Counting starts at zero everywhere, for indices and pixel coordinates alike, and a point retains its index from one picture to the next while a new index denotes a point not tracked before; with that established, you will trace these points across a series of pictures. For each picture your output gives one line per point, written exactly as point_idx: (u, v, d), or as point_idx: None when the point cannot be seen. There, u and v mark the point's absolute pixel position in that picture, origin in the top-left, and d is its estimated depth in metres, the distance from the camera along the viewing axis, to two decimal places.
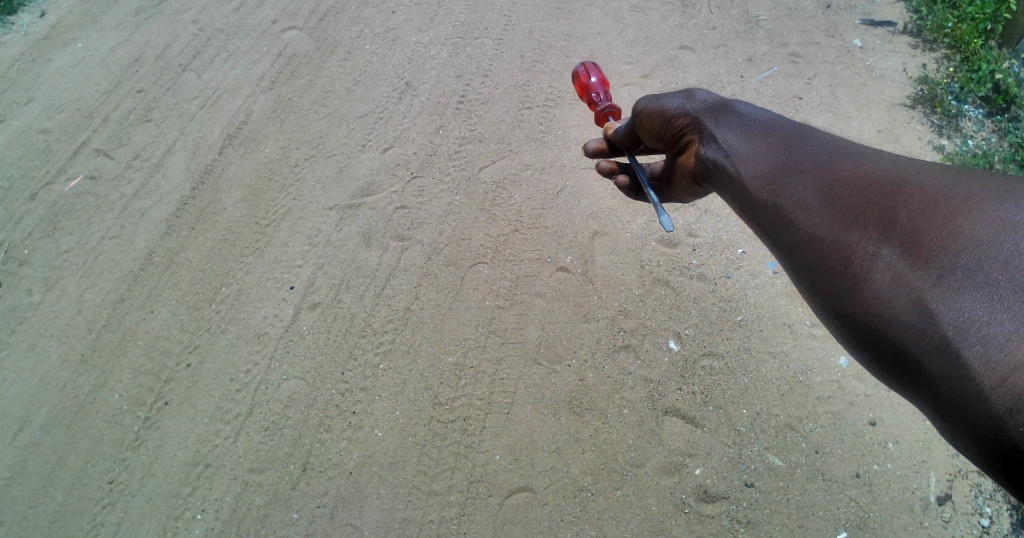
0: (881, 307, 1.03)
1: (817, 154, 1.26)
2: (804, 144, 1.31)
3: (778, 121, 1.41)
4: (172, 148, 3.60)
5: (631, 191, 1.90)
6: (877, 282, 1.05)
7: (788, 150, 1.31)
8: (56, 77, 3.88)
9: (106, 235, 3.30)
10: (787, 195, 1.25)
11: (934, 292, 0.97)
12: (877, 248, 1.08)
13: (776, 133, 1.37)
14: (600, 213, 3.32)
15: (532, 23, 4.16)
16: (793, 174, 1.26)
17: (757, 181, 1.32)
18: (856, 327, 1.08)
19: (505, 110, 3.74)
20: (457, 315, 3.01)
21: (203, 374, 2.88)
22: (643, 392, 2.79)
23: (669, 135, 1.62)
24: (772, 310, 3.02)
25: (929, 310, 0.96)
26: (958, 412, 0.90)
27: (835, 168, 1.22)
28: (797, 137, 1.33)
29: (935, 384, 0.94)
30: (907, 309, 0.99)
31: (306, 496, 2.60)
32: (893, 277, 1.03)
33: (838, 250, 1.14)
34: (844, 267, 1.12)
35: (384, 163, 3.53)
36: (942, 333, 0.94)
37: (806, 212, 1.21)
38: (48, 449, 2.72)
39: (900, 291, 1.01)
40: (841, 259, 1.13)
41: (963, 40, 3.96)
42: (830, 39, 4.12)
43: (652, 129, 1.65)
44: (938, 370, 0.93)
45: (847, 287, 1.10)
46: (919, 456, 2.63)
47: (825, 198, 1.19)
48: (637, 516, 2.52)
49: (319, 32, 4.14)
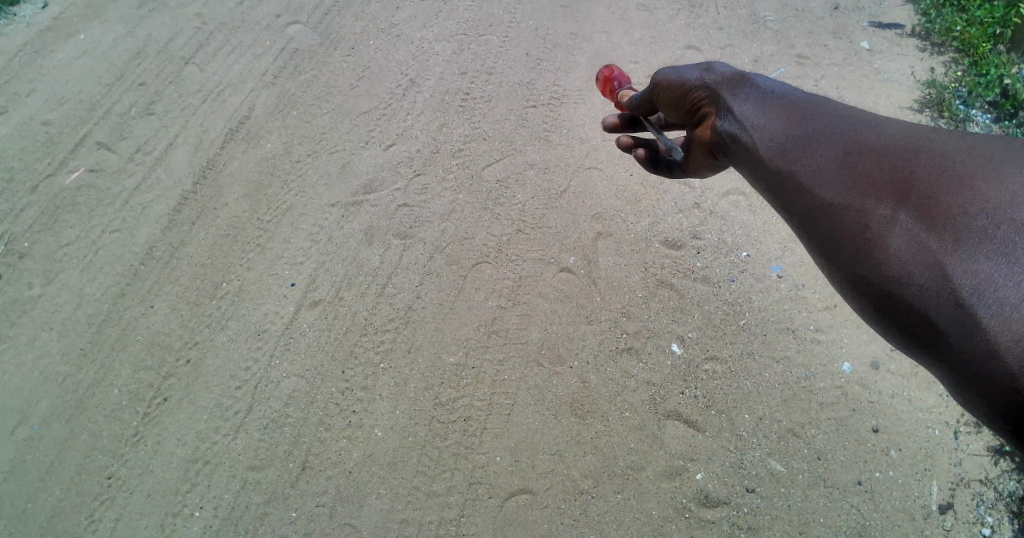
0: (896, 269, 1.03)
1: (836, 124, 1.25)
2: (823, 115, 1.29)
3: (794, 96, 1.39)
4: (174, 142, 3.58)
5: (650, 164, 1.80)
6: (892, 246, 1.05)
7: (807, 122, 1.30)
8: (59, 68, 3.86)
9: (107, 229, 3.28)
10: (803, 163, 1.24)
11: (952, 255, 0.97)
12: (894, 213, 1.07)
13: (793, 106, 1.35)
14: (605, 214, 3.30)
15: (538, 21, 4.12)
16: (810, 144, 1.25)
17: (775, 151, 1.30)
18: (868, 292, 1.07)
19: (510, 108, 3.71)
20: (459, 314, 3.00)
21: (203, 371, 2.87)
22: (646, 395, 2.78)
23: (685, 105, 1.57)
24: (776, 315, 3.00)
25: (946, 273, 0.96)
26: (969, 375, 0.91)
27: (852, 136, 1.21)
28: (815, 109, 1.32)
29: (948, 346, 0.94)
30: (924, 271, 0.99)
31: (305, 494, 2.58)
32: (911, 241, 1.03)
33: (851, 213, 1.12)
34: (857, 232, 1.11)
35: (387, 160, 3.51)
36: (959, 295, 0.94)
37: (821, 179, 1.19)
38: (47, 443, 2.71)
39: (919, 255, 1.01)
40: (856, 222, 1.11)
41: (971, 43, 3.93)
42: (838, 41, 4.09)
43: (668, 102, 1.61)
44: (953, 333, 0.93)
45: (861, 251, 1.09)
46: (922, 464, 2.62)
47: (842, 165, 1.18)
48: (637, 519, 2.51)
49: (323, 26, 4.11)
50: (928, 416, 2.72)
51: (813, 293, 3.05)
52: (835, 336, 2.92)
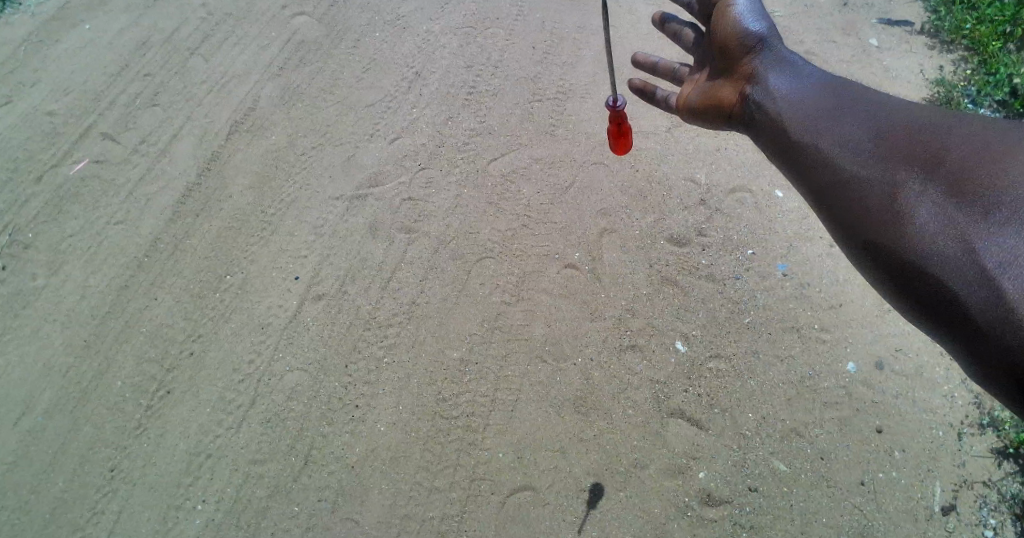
0: (921, 240, 1.12)
1: (862, 105, 1.40)
2: (854, 99, 1.43)
3: (834, 90, 1.51)
4: (179, 133, 3.57)
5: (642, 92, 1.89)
6: (918, 219, 1.14)
7: (839, 103, 1.45)
8: (64, 58, 3.85)
9: (111, 220, 3.28)
10: (830, 138, 1.38)
11: (978, 229, 1.05)
12: (922, 187, 1.17)
13: (827, 90, 1.51)
14: (611, 210, 3.28)
15: (546, 14, 4.09)
16: (837, 122, 1.40)
17: (802, 126, 1.47)
18: (887, 261, 1.17)
19: (515, 102, 3.69)
20: (463, 309, 2.99)
21: (206, 363, 2.87)
22: (649, 393, 2.77)
23: (731, 48, 1.69)
24: (782, 313, 2.98)
25: (973, 246, 1.04)
26: (977, 340, 1.00)
27: (880, 117, 1.34)
28: (847, 93, 1.46)
29: (963, 314, 1.03)
30: (950, 243, 1.08)
31: (307, 489, 2.58)
32: (937, 215, 1.12)
33: (873, 185, 1.24)
34: (880, 203, 1.21)
35: (391, 153, 3.50)
36: (984, 268, 1.01)
37: (845, 151, 1.33)
38: (50, 434, 2.71)
39: (946, 227, 1.09)
40: (879, 194, 1.22)
41: (981, 42, 3.89)
42: (846, 38, 4.06)
43: (720, 39, 1.71)
44: (977, 305, 1.00)
45: (887, 222, 1.19)
46: (926, 465, 2.61)
47: (872, 139, 1.30)
48: (640, 518, 2.51)
49: (328, 18, 4.08)
50: (932, 417, 2.71)
51: (819, 292, 3.03)
52: (840, 336, 2.92)
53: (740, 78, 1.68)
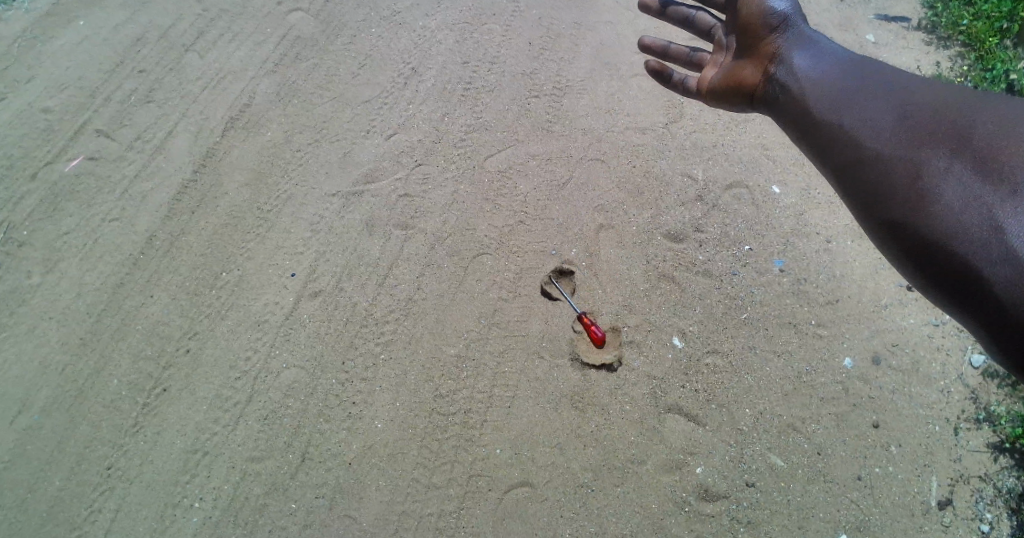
0: (948, 221, 1.19)
1: (885, 86, 1.49)
2: (877, 82, 1.52)
3: (856, 74, 1.60)
4: (175, 130, 3.55)
5: (661, 77, 2.00)
6: (944, 198, 1.21)
7: (862, 84, 1.54)
8: (59, 55, 3.83)
9: (107, 218, 3.26)
10: (853, 118, 1.48)
11: (1006, 213, 1.13)
12: (949, 168, 1.24)
13: (852, 74, 1.60)
14: (607, 206, 3.28)
15: (542, 9, 4.08)
16: (859, 102, 1.50)
17: (826, 108, 1.57)
18: (906, 239, 1.26)
19: (512, 98, 3.68)
20: (460, 305, 2.99)
21: (202, 361, 2.86)
22: (646, 389, 2.78)
23: (754, 27, 1.84)
24: (779, 309, 2.99)
25: (999, 225, 1.12)
26: (986, 308, 1.10)
27: (902, 97, 1.43)
28: (872, 76, 1.55)
29: (978, 284, 1.12)
30: (977, 222, 1.15)
31: (305, 486, 2.58)
32: (962, 192, 1.19)
33: (896, 162, 1.33)
34: (905, 181, 1.29)
35: (388, 149, 3.49)
36: (1009, 246, 1.09)
37: (870, 132, 1.42)
38: (47, 432, 2.71)
39: (971, 208, 1.17)
40: (902, 172, 1.31)
41: (977, 38, 3.89)
42: (843, 34, 4.06)
43: (743, 18, 1.86)
44: (999, 279, 1.09)
45: (912, 201, 1.27)
46: (922, 460, 2.62)
47: (894, 117, 1.39)
48: (637, 514, 2.51)
49: (324, 14, 4.06)
50: (928, 412, 2.72)
51: (816, 288, 3.04)
52: (837, 331, 2.92)
53: (763, 57, 1.81)
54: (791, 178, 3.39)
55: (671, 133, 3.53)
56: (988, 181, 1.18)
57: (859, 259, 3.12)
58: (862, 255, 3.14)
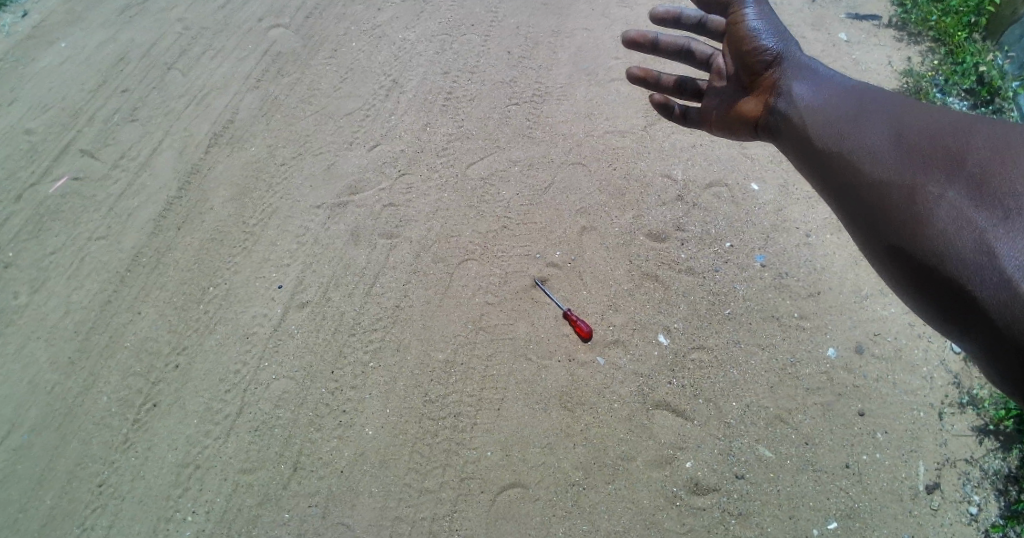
0: (942, 241, 1.20)
1: (885, 112, 1.52)
2: (876, 108, 1.55)
3: (855, 102, 1.62)
4: (159, 147, 3.57)
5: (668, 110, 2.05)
6: (939, 219, 1.23)
7: (863, 111, 1.57)
8: (41, 76, 3.85)
9: (92, 236, 3.27)
10: (854, 143, 1.50)
11: (999, 234, 1.13)
12: (942, 190, 1.26)
13: (850, 100, 1.64)
14: (589, 208, 3.32)
15: (520, 19, 4.14)
16: (861, 127, 1.52)
17: (826, 133, 1.60)
18: (903, 258, 1.29)
19: (493, 106, 3.73)
20: (447, 311, 3.01)
21: (192, 375, 2.86)
22: (634, 386, 2.80)
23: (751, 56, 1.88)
24: (761, 303, 3.03)
25: (990, 249, 1.13)
26: (983, 327, 1.11)
27: (901, 121, 1.46)
28: (873, 102, 1.58)
29: (974, 302, 1.13)
30: (971, 244, 1.16)
31: (297, 495, 2.59)
32: (956, 214, 1.21)
33: (894, 184, 1.35)
34: (902, 204, 1.31)
35: (372, 160, 3.52)
36: (1003, 270, 1.10)
37: (870, 156, 1.44)
38: (37, 451, 2.70)
39: (964, 230, 1.18)
40: (899, 194, 1.33)
41: (947, 33, 3.99)
42: (816, 33, 4.15)
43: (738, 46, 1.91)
44: (995, 302, 1.09)
45: (909, 222, 1.28)
46: (909, 446, 2.66)
47: (891, 143, 1.42)
48: (629, 509, 2.53)
49: (305, 28, 4.11)
50: (913, 399, 2.76)
51: (797, 281, 3.08)
52: (820, 322, 2.96)
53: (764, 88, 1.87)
54: (769, 174, 3.44)
55: (652, 135, 3.58)
56: (981, 204, 1.19)
57: (839, 252, 3.17)
58: (842, 247, 3.19)
